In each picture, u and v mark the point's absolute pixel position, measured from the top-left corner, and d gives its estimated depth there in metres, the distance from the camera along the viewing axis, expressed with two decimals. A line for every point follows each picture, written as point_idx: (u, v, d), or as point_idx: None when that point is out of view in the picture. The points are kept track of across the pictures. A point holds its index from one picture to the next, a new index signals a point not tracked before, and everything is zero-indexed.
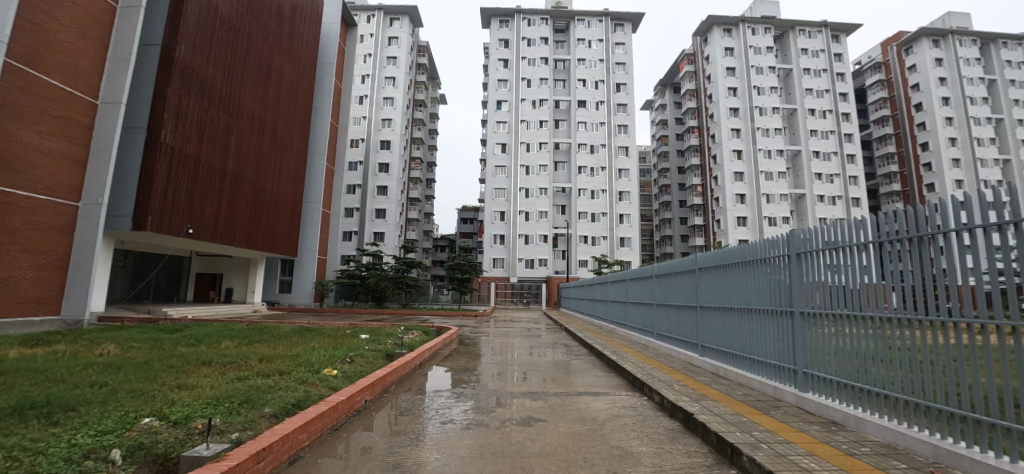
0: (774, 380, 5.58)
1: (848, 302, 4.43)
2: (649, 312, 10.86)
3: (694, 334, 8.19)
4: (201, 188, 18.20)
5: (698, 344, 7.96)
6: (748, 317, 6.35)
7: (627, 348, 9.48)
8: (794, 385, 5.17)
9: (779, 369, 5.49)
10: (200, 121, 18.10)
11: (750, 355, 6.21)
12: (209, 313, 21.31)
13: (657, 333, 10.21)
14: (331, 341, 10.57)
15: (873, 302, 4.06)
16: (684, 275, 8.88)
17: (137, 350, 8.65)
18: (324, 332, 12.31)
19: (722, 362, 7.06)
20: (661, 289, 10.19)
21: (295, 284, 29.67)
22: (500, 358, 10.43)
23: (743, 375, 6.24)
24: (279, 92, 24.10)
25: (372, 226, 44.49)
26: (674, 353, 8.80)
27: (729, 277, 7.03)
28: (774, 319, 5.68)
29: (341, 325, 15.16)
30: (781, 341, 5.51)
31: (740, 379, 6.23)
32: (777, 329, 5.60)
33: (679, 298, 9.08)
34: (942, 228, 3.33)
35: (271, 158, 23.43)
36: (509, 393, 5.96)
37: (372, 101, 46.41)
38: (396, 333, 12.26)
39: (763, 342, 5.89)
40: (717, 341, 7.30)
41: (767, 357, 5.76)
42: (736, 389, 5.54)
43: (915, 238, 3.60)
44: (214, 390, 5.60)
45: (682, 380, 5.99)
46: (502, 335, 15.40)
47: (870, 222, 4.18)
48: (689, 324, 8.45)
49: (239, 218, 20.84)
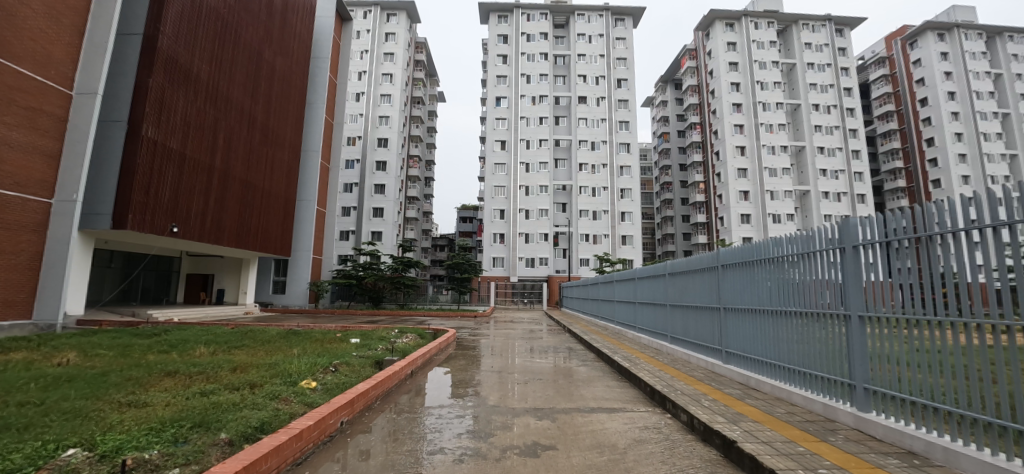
0: (818, 395, 4.82)
1: (855, 302, 4.35)
2: (663, 313, 10.02)
3: (718, 339, 7.34)
4: (186, 186, 17.41)
5: (724, 349, 7.10)
6: (781, 321, 5.60)
7: (641, 352, 8.61)
8: (847, 402, 4.36)
9: (828, 381, 4.67)
10: (186, 115, 17.28)
11: (790, 364, 5.39)
12: (197, 315, 20.48)
13: (673, 335, 9.34)
14: (317, 346, 9.76)
15: (876, 301, 4.04)
16: (704, 274, 8.04)
17: (101, 359, 7.85)
18: (310, 337, 11.48)
19: (749, 370, 6.34)
20: (673, 290, 9.45)
21: (289, 285, 28.83)
22: (500, 363, 9.67)
23: (781, 389, 5.40)
24: (270, 86, 23.25)
25: (370, 225, 43.66)
26: (692, 359, 8.05)
27: (754, 278, 6.39)
28: (814, 323, 4.95)
29: (332, 327, 14.37)
30: (831, 348, 4.69)
31: (775, 392, 5.48)
32: (822, 335, 4.84)
33: (697, 299, 8.25)
34: (943, 228, 3.30)
35: (263, 154, 22.65)
36: (511, 408, 5.17)
37: (368, 98, 45.51)
38: (389, 336, 11.47)
39: (807, 350, 5.08)
40: (746, 347, 6.47)
41: (801, 365, 5.17)
42: (773, 405, 4.77)
43: (912, 237, 3.61)
44: (166, 410, 4.80)
45: (710, 393, 5.19)
46: (502, 338, 14.62)
47: (879, 220, 4.08)
48: (712, 327, 7.59)
49: (228, 216, 20.07)
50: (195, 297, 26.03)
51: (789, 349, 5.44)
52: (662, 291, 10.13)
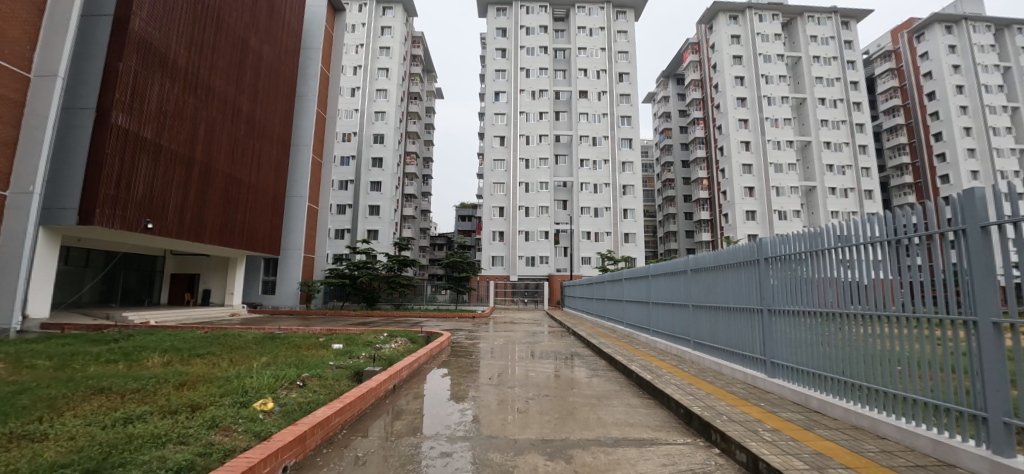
0: (851, 404, 4.35)
1: (860, 299, 4.32)
2: (685, 314, 8.80)
3: (758, 346, 6.19)
4: (162, 179, 16.23)
5: (765, 359, 5.97)
6: (824, 326, 4.82)
7: (663, 362, 7.46)
8: (885, 411, 3.94)
9: (910, 402, 3.67)
10: (161, 104, 16.16)
11: (856, 379, 4.33)
12: (178, 318, 19.30)
13: (700, 340, 8.12)
14: (291, 354, 8.59)
15: (882, 300, 4.02)
16: (729, 270, 7.19)
17: (32, 370, 6.72)
18: (288, 342, 10.28)
19: (772, 376, 5.78)
20: (695, 290, 8.39)
21: (279, 285, 27.63)
22: (498, 372, 8.50)
23: (861, 417, 4.13)
24: (257, 76, 22.08)
25: (366, 223, 42.46)
26: (718, 368, 7.15)
27: (780, 276, 5.76)
28: (849, 325, 4.45)
29: (316, 330, 13.15)
30: (868, 353, 4.21)
31: (802, 400, 4.98)
32: (871, 342, 4.14)
33: (728, 297, 7.13)
34: (952, 225, 3.32)
35: (249, 147, 21.47)
36: (512, 441, 4.00)
37: (364, 93, 44.32)
38: (376, 342, 10.30)
39: (865, 362, 4.21)
40: (797, 358, 5.32)
41: (826, 370, 4.76)
42: (847, 435, 3.77)
43: (922, 236, 3.60)
44: (59, 450, 3.65)
45: (765, 419, 4.11)
46: (502, 341, 13.44)
47: (882, 218, 4.06)
48: (751, 331, 6.40)
49: (211, 212, 18.90)
50: (179, 298, 24.93)
51: (846, 358, 4.50)
52: (682, 288, 9.00)
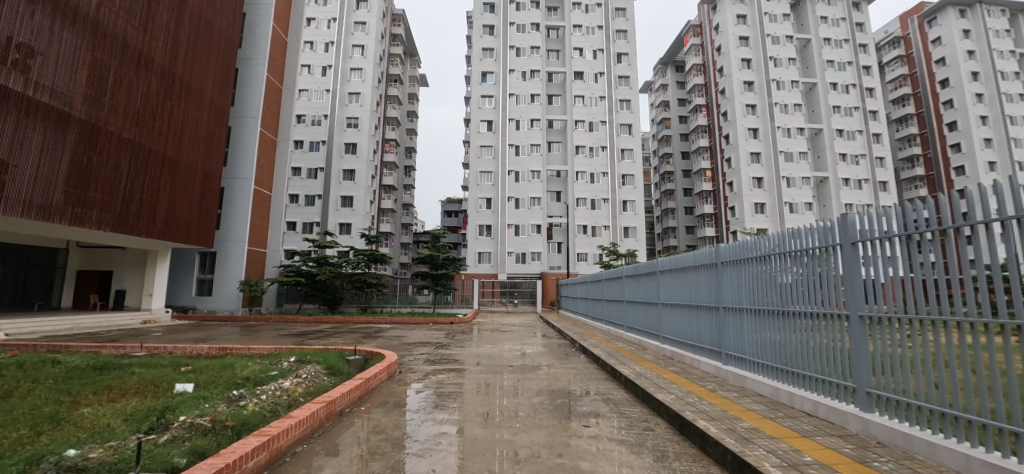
0: (880, 416, 3.56)
1: (875, 299, 3.66)
2: (746, 322, 5.87)
3: (886, 378, 3.57)
4: (10, 138, 11.85)
5: (983, 420, 2.69)
6: (896, 339, 3.39)
7: (751, 414, 4.18)
8: (912, 425, 3.26)
9: (933, 414, 3.07)
10: (10, 34, 11.85)
11: (891, 392, 3.49)
12: (54, 328, 14.58)
13: (781, 363, 5.04)
14: (33, 421, 4.16)
15: (900, 300, 3.40)
16: (745, 265, 5.95)
17: None
18: (101, 381, 5.84)
19: (802, 389, 4.63)
20: (729, 291, 6.34)
21: (217, 285, 23.02)
22: (464, 443, 4.14)
23: (937, 449, 2.95)
24: (178, 21, 17.63)
25: (337, 216, 37.89)
26: (761, 387, 5.28)
27: (828, 272, 4.35)
28: (891, 331, 3.46)
29: (202, 350, 8.67)
30: (893, 359, 3.49)
31: (835, 418, 3.96)
32: (899, 347, 3.40)
33: (797, 298, 4.78)
34: (968, 219, 2.80)
35: (169, 109, 17.10)
36: None
37: (336, 71, 39.60)
38: (261, 377, 6.06)
39: (899, 372, 3.41)
40: (907, 384, 3.35)
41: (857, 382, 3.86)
42: None
43: (935, 231, 3.08)
44: None
45: None
46: (483, 363, 9.06)
47: (893, 211, 3.47)
48: (883, 348, 3.58)
49: (99, 185, 14.35)
50: (88, 300, 20.32)
51: (894, 372, 3.48)
52: (743, 286, 5.95)
